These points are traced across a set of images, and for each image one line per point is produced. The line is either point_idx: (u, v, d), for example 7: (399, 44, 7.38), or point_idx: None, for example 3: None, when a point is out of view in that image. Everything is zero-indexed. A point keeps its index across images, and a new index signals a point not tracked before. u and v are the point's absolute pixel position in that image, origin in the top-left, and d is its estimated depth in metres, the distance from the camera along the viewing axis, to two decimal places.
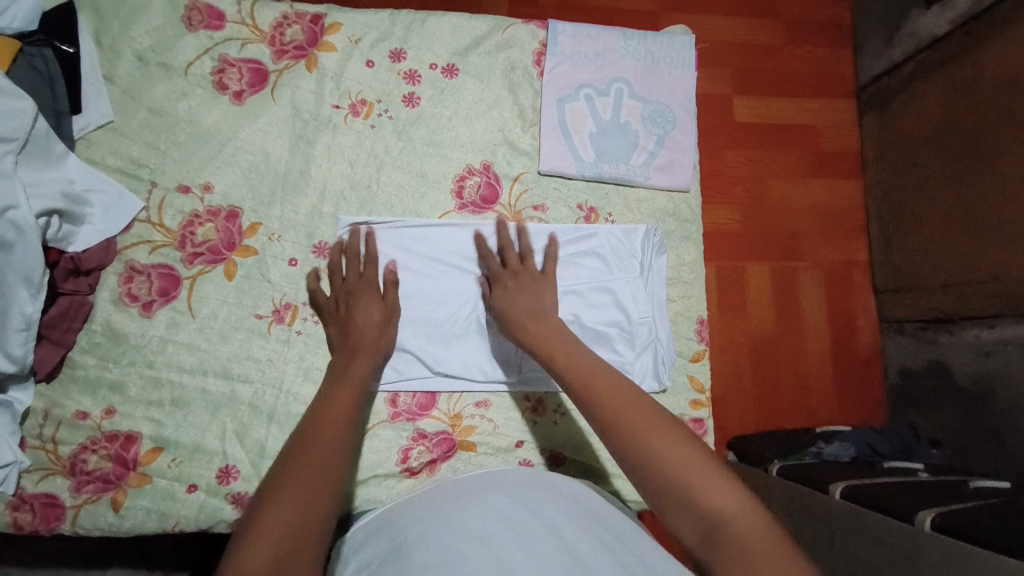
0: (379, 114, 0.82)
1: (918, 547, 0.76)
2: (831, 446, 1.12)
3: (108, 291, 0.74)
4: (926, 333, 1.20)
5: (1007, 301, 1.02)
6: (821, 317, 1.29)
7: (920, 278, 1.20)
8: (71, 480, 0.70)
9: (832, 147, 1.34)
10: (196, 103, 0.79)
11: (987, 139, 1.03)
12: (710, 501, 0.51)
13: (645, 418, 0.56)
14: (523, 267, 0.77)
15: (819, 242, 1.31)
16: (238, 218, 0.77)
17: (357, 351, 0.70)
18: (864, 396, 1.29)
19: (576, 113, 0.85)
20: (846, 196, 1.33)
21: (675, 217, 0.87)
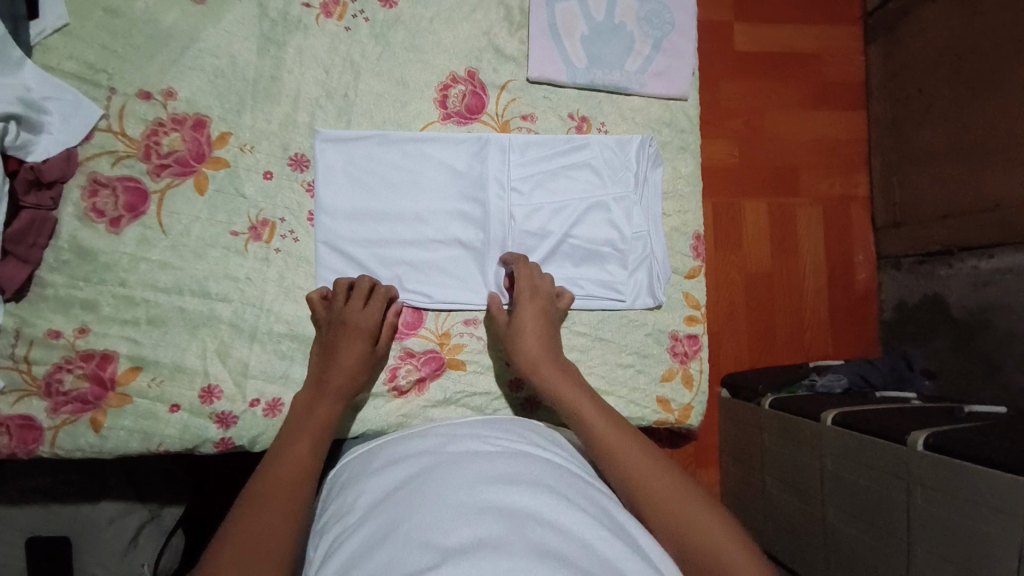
0: (354, 16, 0.76)
1: (914, 467, 0.77)
2: (824, 378, 1.12)
3: (72, 207, 0.70)
4: (923, 268, 1.18)
5: (1007, 229, 1.00)
6: (818, 255, 1.26)
7: (920, 211, 1.17)
8: (47, 401, 0.68)
9: (835, 76, 1.27)
10: (154, 1, 0.73)
11: (1001, 64, 0.98)
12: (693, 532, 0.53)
13: (643, 462, 0.59)
14: (542, 289, 0.74)
15: (818, 177, 1.26)
16: (206, 127, 0.73)
17: (325, 391, 0.68)
18: (858, 331, 1.28)
19: (566, 14, 0.79)
20: (848, 129, 1.28)
21: (672, 127, 0.82)
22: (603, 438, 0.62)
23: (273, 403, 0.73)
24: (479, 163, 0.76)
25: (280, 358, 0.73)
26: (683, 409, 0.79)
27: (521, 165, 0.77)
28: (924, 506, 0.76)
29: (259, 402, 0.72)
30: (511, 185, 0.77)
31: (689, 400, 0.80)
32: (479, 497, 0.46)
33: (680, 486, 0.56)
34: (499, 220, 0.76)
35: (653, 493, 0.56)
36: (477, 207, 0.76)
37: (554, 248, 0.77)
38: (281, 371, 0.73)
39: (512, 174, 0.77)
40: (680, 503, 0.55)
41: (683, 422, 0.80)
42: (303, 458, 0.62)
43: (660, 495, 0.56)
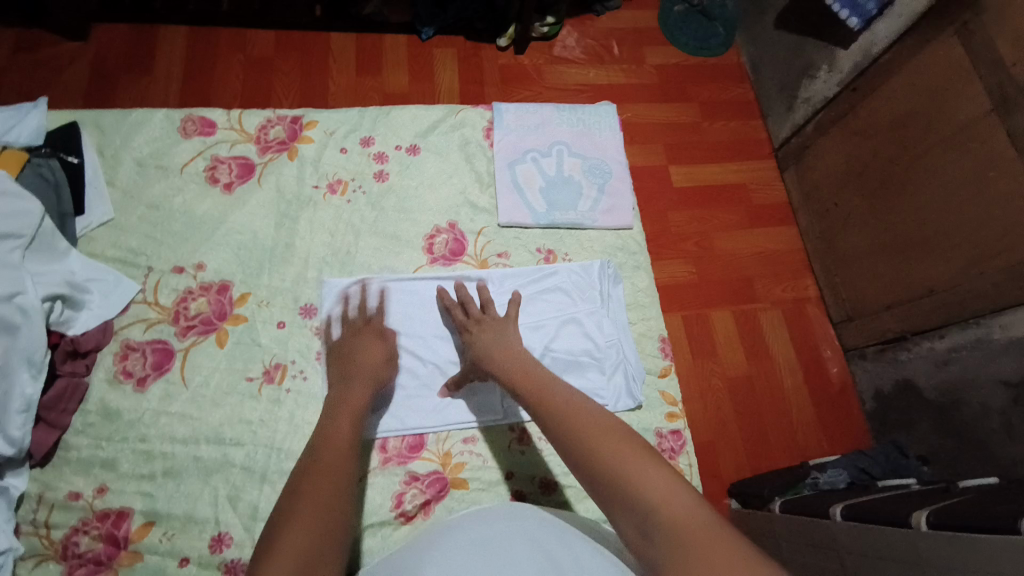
0: (354, 190, 0.94)
1: (920, 550, 0.74)
2: (826, 476, 1.12)
3: (104, 371, 0.78)
4: (885, 354, 1.25)
5: (947, 311, 1.10)
6: (789, 353, 1.35)
7: (866, 303, 1.29)
8: (64, 564, 0.70)
9: (763, 200, 1.49)
10: (190, 196, 0.89)
11: (894, 174, 1.18)
12: (643, 486, 0.52)
13: (593, 425, 0.59)
14: (483, 316, 0.80)
15: (770, 284, 1.41)
16: (228, 291, 0.84)
17: (354, 381, 0.72)
18: (849, 423, 1.30)
19: (525, 173, 0.98)
20: (786, 241, 1.45)
21: (625, 251, 0.97)
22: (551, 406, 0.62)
23: None
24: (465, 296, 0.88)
25: None
26: None
27: (501, 294, 0.89)
28: None
29: None
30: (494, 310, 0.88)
31: None
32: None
33: (658, 468, 0.54)
34: None
35: (620, 479, 0.53)
36: None
37: (537, 362, 0.86)
38: None
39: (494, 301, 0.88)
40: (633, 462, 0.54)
41: None
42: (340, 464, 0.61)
43: (620, 466, 0.54)
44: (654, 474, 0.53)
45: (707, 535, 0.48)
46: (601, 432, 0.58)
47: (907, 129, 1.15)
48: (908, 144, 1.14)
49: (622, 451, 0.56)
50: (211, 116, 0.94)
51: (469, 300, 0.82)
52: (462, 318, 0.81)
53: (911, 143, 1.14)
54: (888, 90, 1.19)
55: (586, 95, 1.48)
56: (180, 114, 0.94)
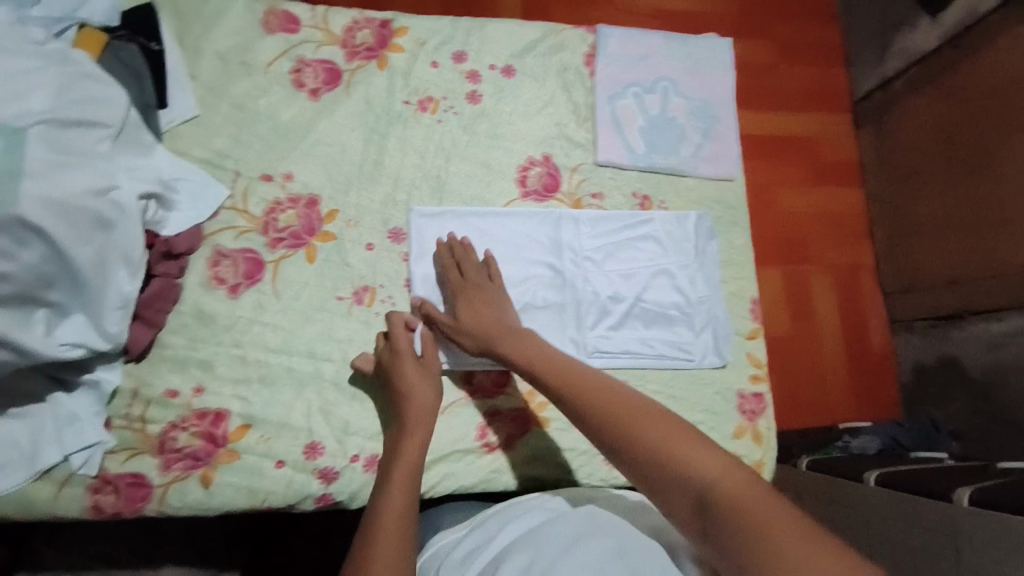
0: (445, 110, 0.87)
1: (953, 529, 0.73)
2: (857, 440, 1.15)
3: (197, 275, 0.77)
4: (936, 331, 1.22)
5: (1007, 297, 1.05)
6: (833, 320, 1.33)
7: (926, 277, 1.23)
8: (159, 458, 0.71)
9: (832, 157, 1.41)
10: (276, 99, 0.83)
11: (984, 144, 1.08)
12: (689, 467, 0.52)
13: (641, 415, 0.58)
14: (470, 279, 0.78)
15: (826, 247, 1.36)
16: (318, 206, 0.81)
17: (408, 425, 0.69)
18: (879, 395, 1.32)
19: (626, 109, 0.91)
20: (849, 205, 1.39)
21: (722, 204, 0.92)
22: (580, 392, 0.63)
23: (371, 458, 0.75)
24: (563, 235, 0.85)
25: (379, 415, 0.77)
26: (755, 464, 0.82)
27: (592, 236, 0.86)
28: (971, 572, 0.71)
29: (358, 457, 0.75)
30: (585, 253, 0.85)
31: (761, 455, 0.83)
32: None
33: (699, 445, 0.54)
34: (574, 283, 0.84)
35: (665, 460, 0.53)
36: (555, 271, 0.84)
37: (626, 311, 0.84)
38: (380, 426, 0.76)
39: (585, 244, 0.85)
40: (681, 443, 0.54)
41: (757, 477, 0.82)
42: (403, 505, 0.62)
43: (673, 447, 0.54)
44: (704, 452, 0.53)
45: (768, 497, 0.47)
46: (650, 422, 0.57)
47: (1007, 99, 1.03)
48: (1006, 113, 1.03)
49: (661, 434, 0.55)
50: (296, 11, 0.87)
51: (466, 262, 0.79)
52: (457, 279, 0.78)
53: (1011, 112, 1.03)
54: (998, 49, 1.06)
55: (659, 23, 1.35)
56: (262, 5, 0.86)
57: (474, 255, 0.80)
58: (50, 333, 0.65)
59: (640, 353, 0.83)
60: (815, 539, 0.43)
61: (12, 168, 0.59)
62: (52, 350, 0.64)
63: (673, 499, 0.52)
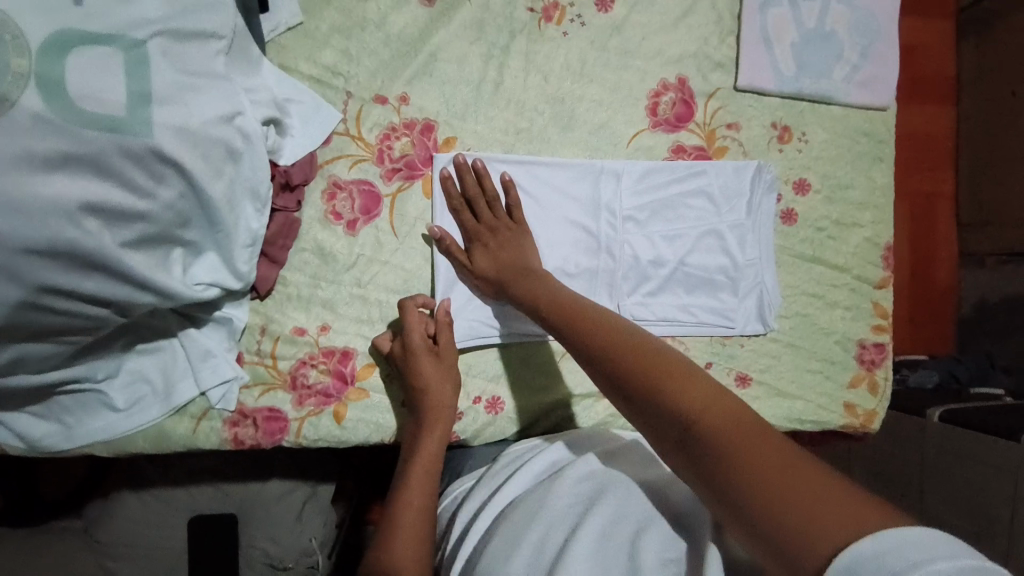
0: (571, 21, 0.77)
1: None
2: (915, 375, 1.27)
3: (314, 208, 0.72)
4: (1009, 265, 1.29)
5: None
6: (906, 250, 1.34)
7: (1010, 210, 1.27)
8: (293, 393, 0.71)
9: (926, 69, 1.33)
10: (386, 4, 0.73)
11: None
12: (677, 399, 0.45)
13: (625, 340, 0.52)
14: (494, 220, 0.71)
15: (912, 171, 1.33)
16: (433, 132, 0.74)
17: (431, 424, 0.66)
18: (935, 330, 1.36)
19: (778, 20, 0.79)
20: (936, 122, 1.34)
21: (869, 138, 0.83)
22: (576, 321, 0.57)
23: (493, 400, 0.77)
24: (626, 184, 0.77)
25: (496, 358, 0.77)
26: (868, 412, 0.82)
27: (634, 193, 0.78)
28: None
29: (480, 399, 0.76)
30: (626, 213, 0.77)
31: (875, 405, 0.83)
32: (590, 549, 0.47)
33: (698, 377, 0.46)
34: (610, 246, 0.77)
35: (663, 392, 0.46)
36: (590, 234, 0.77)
37: (668, 276, 0.78)
38: (501, 368, 0.77)
39: (625, 203, 0.77)
40: (667, 371, 0.47)
41: (868, 425, 0.82)
42: (423, 510, 0.59)
43: (657, 379, 0.47)
44: (690, 381, 0.46)
45: (761, 439, 0.39)
46: (635, 349, 0.51)
47: None
48: None
49: (644, 365, 0.49)
50: None
51: (481, 200, 0.71)
52: (471, 222, 0.71)
53: None
54: None
55: None
56: None
57: (488, 193, 0.71)
58: (185, 272, 0.62)
59: (680, 321, 0.78)
60: (827, 486, 0.36)
61: (141, 92, 0.52)
62: (189, 290, 0.61)
63: (659, 435, 0.46)
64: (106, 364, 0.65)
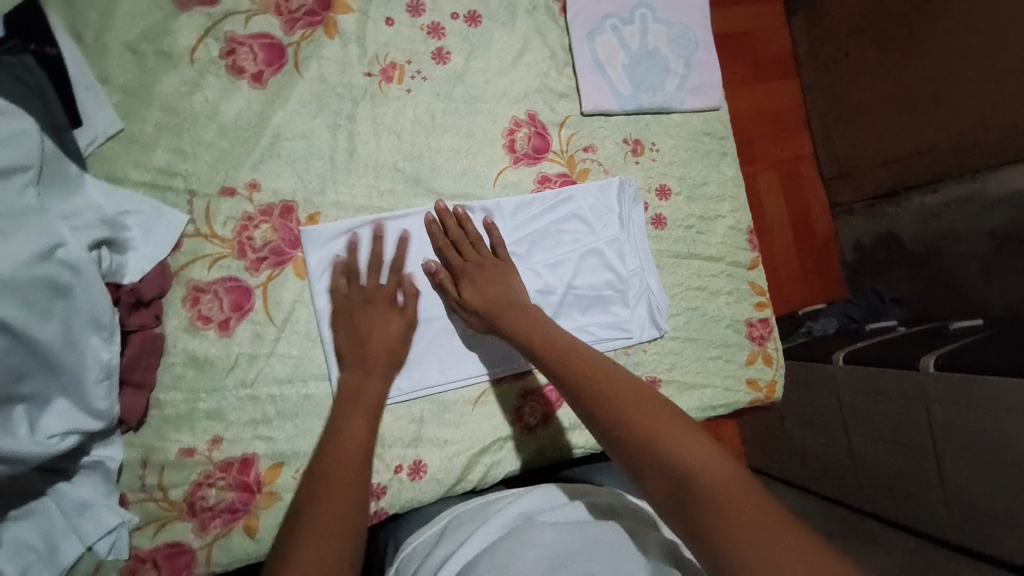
0: (412, 77, 0.77)
1: (925, 384, 1.03)
2: (820, 322, 1.52)
3: (177, 318, 0.67)
4: (873, 210, 1.53)
5: (937, 167, 1.33)
6: (781, 211, 1.63)
7: (863, 159, 1.52)
8: (194, 520, 0.66)
9: (766, 52, 1.64)
10: (214, 93, 0.70)
11: (920, 18, 1.28)
12: (675, 452, 0.50)
13: (623, 387, 0.57)
14: (479, 257, 0.73)
15: (770, 144, 1.63)
16: (294, 213, 0.71)
17: (370, 370, 0.67)
18: (826, 277, 1.65)
19: (606, 45, 0.84)
20: (786, 97, 1.65)
21: (713, 136, 0.90)
22: (572, 363, 0.62)
23: (415, 464, 0.73)
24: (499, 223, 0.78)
25: (410, 421, 0.74)
26: (769, 385, 0.88)
27: (510, 230, 0.79)
28: (945, 419, 1.01)
29: (402, 467, 0.73)
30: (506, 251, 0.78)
31: (772, 375, 0.88)
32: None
33: (691, 435, 0.52)
34: None
35: (660, 450, 0.51)
36: None
37: (559, 303, 0.79)
38: (416, 432, 0.74)
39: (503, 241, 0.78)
40: (669, 426, 0.53)
41: (771, 396, 0.88)
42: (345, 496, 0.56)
43: (658, 432, 0.52)
44: (689, 438, 0.52)
45: (750, 501, 0.45)
46: (636, 398, 0.56)
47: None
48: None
49: (643, 414, 0.54)
50: None
51: (467, 240, 0.73)
52: (457, 259, 0.73)
53: None
54: None
55: None
56: None
57: (472, 228, 0.74)
58: (35, 429, 0.55)
59: None
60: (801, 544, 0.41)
61: None
62: (42, 446, 0.54)
63: (654, 486, 0.50)
64: None
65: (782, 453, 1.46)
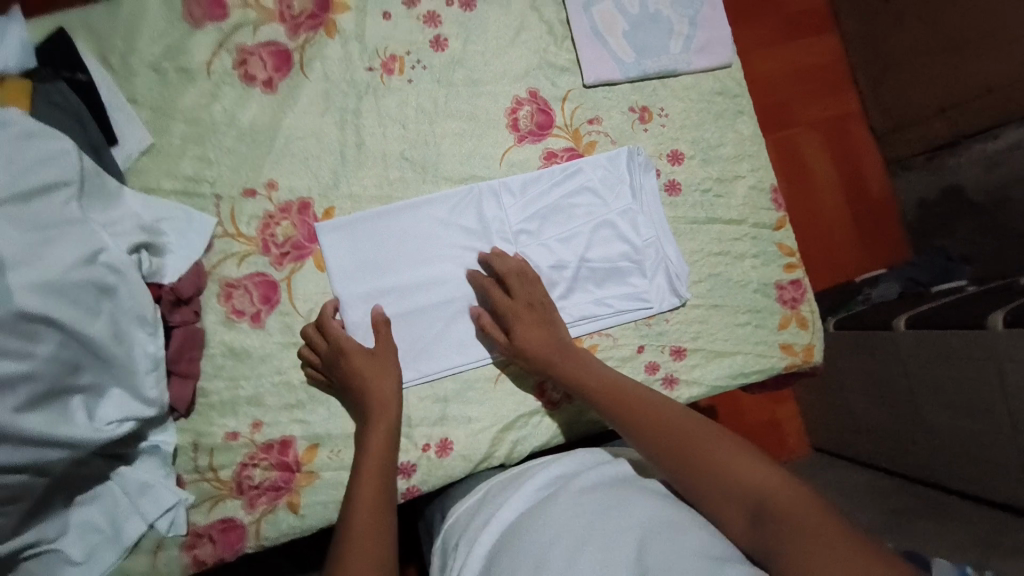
0: (413, 67, 0.79)
1: (994, 342, 0.95)
2: (877, 290, 1.39)
3: (214, 314, 0.73)
4: (931, 163, 1.44)
5: (1003, 107, 1.24)
6: (829, 173, 1.55)
7: (914, 111, 1.42)
8: (243, 497, 0.71)
9: (800, 8, 1.55)
10: (229, 102, 0.75)
11: None
12: (746, 479, 0.57)
13: (685, 426, 0.63)
14: (523, 298, 0.75)
15: (811, 105, 1.55)
16: (311, 208, 0.75)
17: (368, 413, 0.69)
18: (887, 239, 1.55)
19: (604, 15, 0.83)
20: (825, 53, 1.56)
21: (725, 94, 0.87)
22: (632, 405, 0.66)
23: (442, 443, 0.75)
24: (509, 202, 0.79)
25: (435, 401, 0.76)
26: (806, 348, 0.83)
27: (520, 208, 0.80)
28: (1013, 374, 0.94)
29: (430, 445, 0.75)
30: (517, 228, 0.79)
31: (809, 339, 0.84)
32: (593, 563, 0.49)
33: (748, 461, 0.58)
34: None
35: (726, 485, 0.57)
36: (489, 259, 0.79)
37: (574, 277, 0.80)
38: (440, 411, 0.76)
39: (513, 219, 0.79)
40: (733, 458, 0.59)
41: (808, 361, 0.83)
42: (381, 528, 0.62)
43: (726, 464, 0.59)
44: (754, 466, 0.58)
45: (819, 514, 0.52)
46: (700, 433, 0.62)
47: None
48: None
49: (711, 445, 0.60)
50: None
51: (511, 276, 0.75)
52: (505, 300, 0.75)
53: None
54: None
55: None
56: None
57: (511, 267, 0.76)
58: (92, 417, 0.62)
59: (598, 316, 0.79)
60: (866, 548, 0.47)
61: None
62: (99, 431, 0.61)
63: (728, 514, 0.56)
64: (52, 523, 0.65)
65: (845, 429, 1.37)
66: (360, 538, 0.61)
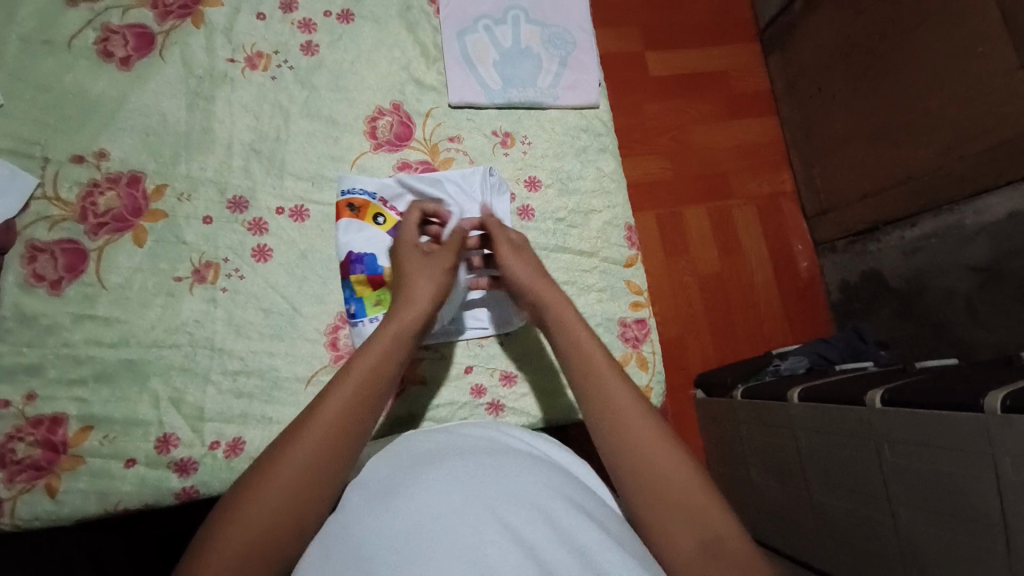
0: (279, 65, 0.81)
1: (876, 426, 0.78)
2: (787, 362, 1.22)
3: (12, 275, 0.70)
4: (855, 246, 1.35)
5: (921, 199, 1.16)
6: (760, 249, 1.47)
7: (842, 197, 1.36)
8: (1, 472, 0.66)
9: (742, 89, 1.55)
10: (82, 73, 0.76)
11: (887, 44, 1.16)
12: (706, 514, 0.52)
13: (660, 440, 0.56)
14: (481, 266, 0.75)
15: (747, 179, 1.50)
16: (140, 183, 0.74)
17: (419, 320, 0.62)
18: (812, 315, 1.45)
19: (476, 44, 0.87)
20: (763, 133, 1.53)
21: (589, 132, 0.88)
22: (611, 396, 0.59)
23: (234, 442, 0.70)
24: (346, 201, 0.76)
25: (236, 397, 0.71)
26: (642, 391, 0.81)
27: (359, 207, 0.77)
28: (894, 461, 0.76)
29: (218, 444, 0.69)
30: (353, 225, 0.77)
31: (648, 380, 0.81)
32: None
33: (708, 493, 0.54)
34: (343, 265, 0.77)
35: (676, 506, 0.53)
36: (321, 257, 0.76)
37: None
38: (238, 409, 0.71)
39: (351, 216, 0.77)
40: (697, 490, 0.53)
41: None
42: (312, 474, 0.52)
43: (689, 493, 0.53)
44: (714, 506, 0.53)
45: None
46: (668, 452, 0.56)
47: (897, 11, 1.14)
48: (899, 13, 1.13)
49: (678, 467, 0.55)
50: None
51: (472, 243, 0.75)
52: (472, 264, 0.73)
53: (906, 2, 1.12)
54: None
55: None
56: None
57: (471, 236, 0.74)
58: None
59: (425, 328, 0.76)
60: None
61: None
62: None
63: (678, 538, 0.51)
64: None
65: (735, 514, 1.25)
66: (291, 478, 0.51)
